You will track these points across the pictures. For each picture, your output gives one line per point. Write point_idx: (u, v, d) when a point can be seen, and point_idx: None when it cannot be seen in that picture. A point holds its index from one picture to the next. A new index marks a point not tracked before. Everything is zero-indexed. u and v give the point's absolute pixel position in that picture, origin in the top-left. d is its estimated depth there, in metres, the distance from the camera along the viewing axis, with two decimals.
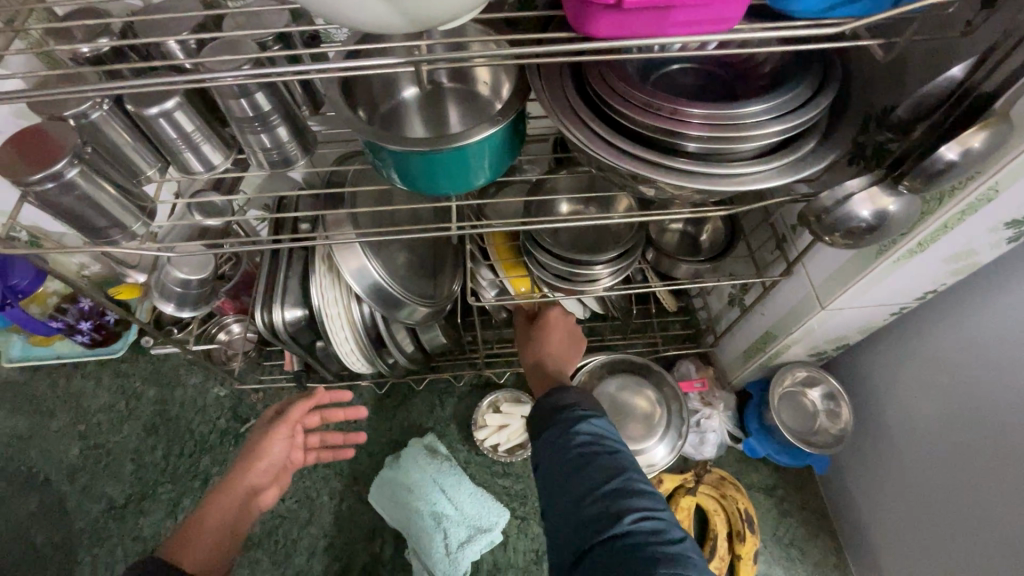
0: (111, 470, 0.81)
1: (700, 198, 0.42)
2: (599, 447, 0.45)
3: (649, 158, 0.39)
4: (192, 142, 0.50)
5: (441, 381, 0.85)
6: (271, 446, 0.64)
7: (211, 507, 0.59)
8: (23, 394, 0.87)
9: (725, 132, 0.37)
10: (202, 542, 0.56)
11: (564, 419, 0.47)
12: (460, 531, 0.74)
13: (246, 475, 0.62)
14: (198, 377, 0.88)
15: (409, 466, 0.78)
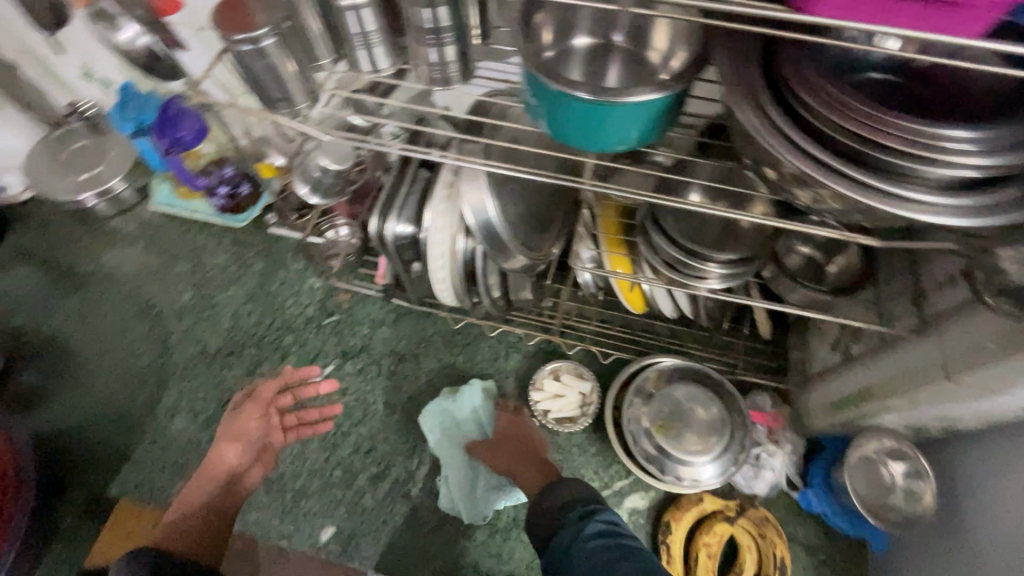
0: (211, 321, 0.90)
1: (858, 217, 0.39)
2: (615, 541, 0.54)
3: (818, 158, 0.36)
4: (369, 40, 0.53)
5: (513, 335, 0.87)
6: (246, 421, 0.72)
7: (196, 492, 0.66)
8: (160, 236, 0.99)
9: (915, 151, 0.34)
10: (181, 526, 0.62)
11: (568, 521, 0.58)
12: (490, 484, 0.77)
13: (217, 456, 0.69)
14: (301, 264, 0.95)
15: (461, 406, 0.81)
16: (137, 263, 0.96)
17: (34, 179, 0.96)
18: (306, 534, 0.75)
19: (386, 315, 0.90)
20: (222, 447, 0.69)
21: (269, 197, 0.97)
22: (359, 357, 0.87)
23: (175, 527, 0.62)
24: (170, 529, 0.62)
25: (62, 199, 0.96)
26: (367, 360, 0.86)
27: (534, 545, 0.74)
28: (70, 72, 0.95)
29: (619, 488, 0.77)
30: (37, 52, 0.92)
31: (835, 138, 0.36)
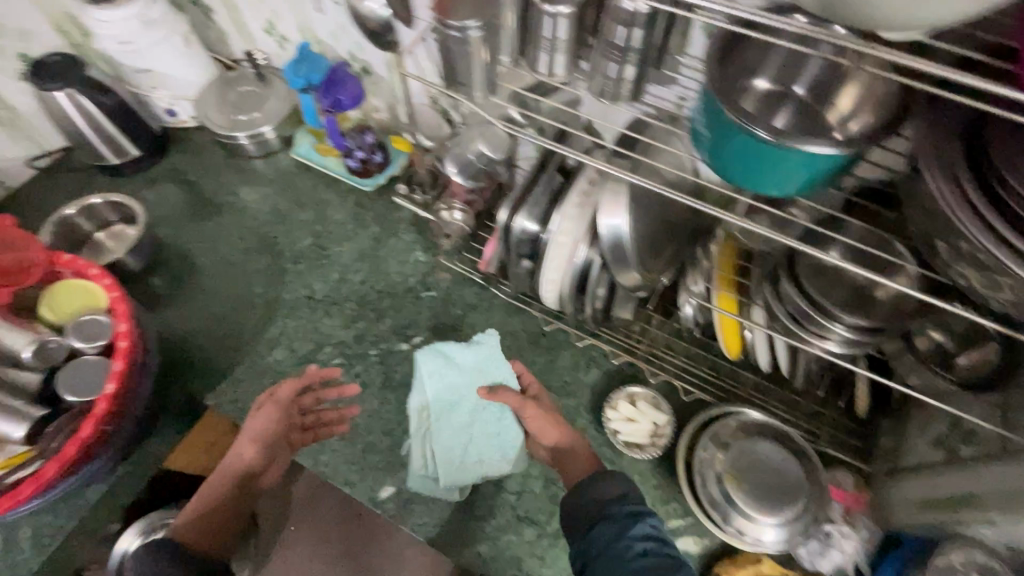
0: (322, 269, 0.97)
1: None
2: (654, 548, 0.60)
3: (1013, 244, 0.36)
4: (557, 46, 0.57)
5: (598, 349, 0.88)
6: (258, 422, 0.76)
7: (206, 494, 0.75)
8: (292, 183, 1.07)
9: None
10: (193, 519, 0.74)
11: (615, 515, 0.63)
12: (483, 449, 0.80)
13: (237, 453, 0.76)
14: (412, 236, 1.00)
15: (481, 352, 0.85)
16: (268, 202, 1.05)
17: (206, 112, 1.08)
18: (367, 486, 0.79)
19: (480, 302, 0.93)
20: (238, 448, 0.76)
21: (396, 167, 1.04)
22: (447, 335, 0.90)
23: (190, 525, 0.74)
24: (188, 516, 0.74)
25: (220, 132, 1.06)
26: (454, 340, 0.90)
27: None
28: (254, 22, 1.05)
29: (674, 527, 0.76)
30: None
31: None
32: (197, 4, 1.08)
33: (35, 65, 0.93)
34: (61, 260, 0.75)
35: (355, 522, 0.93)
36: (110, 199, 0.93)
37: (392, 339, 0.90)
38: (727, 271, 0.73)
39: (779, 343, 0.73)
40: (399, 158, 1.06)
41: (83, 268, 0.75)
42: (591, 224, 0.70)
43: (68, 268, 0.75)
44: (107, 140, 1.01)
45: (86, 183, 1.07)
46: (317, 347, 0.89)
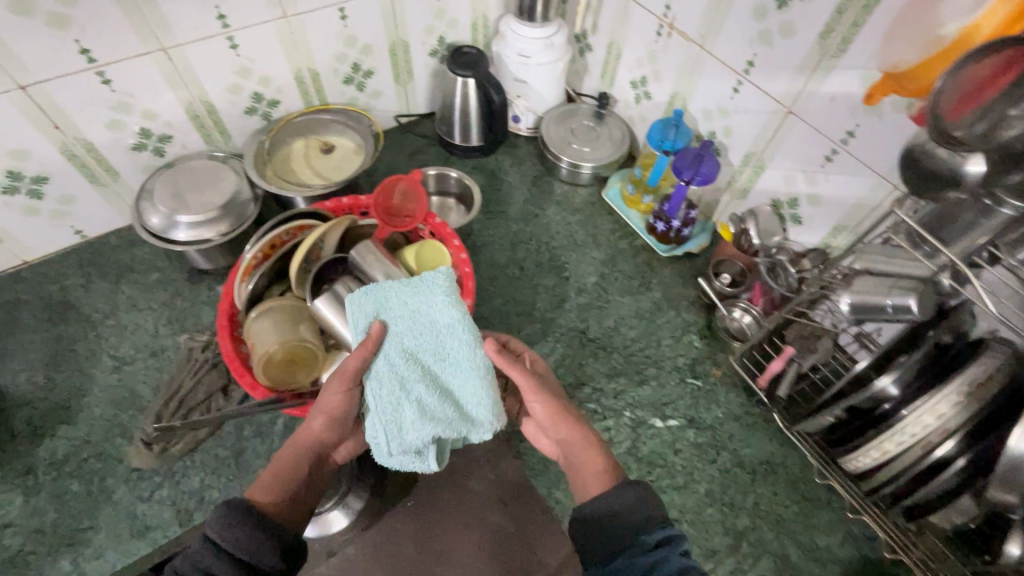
0: (599, 310, 0.99)
1: None
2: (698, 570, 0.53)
3: None
4: None
5: (862, 528, 0.79)
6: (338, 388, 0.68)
7: (285, 465, 0.66)
8: (592, 219, 1.12)
9: None
10: (279, 493, 0.63)
11: (640, 543, 0.56)
12: (408, 410, 0.62)
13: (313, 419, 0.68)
14: (691, 317, 0.99)
15: (422, 296, 0.66)
16: (568, 228, 1.10)
17: (547, 129, 1.17)
18: None
19: (743, 414, 0.89)
20: (312, 418, 0.67)
21: (694, 246, 1.05)
22: (703, 433, 0.87)
23: (275, 491, 0.63)
24: (267, 494, 0.62)
25: (553, 150, 1.14)
26: (709, 441, 0.86)
27: None
28: (625, 73, 1.13)
29: None
30: (619, 49, 1.11)
31: None
32: (580, 41, 1.19)
33: (453, 51, 1.08)
34: (433, 220, 0.85)
35: (471, 520, 0.94)
36: (460, 177, 1.03)
37: (648, 409, 0.88)
38: None
39: None
40: (700, 238, 1.07)
41: (448, 235, 0.84)
42: (974, 419, 0.62)
43: (434, 229, 0.86)
44: (465, 125, 1.13)
45: (425, 149, 1.21)
46: (578, 383, 0.90)
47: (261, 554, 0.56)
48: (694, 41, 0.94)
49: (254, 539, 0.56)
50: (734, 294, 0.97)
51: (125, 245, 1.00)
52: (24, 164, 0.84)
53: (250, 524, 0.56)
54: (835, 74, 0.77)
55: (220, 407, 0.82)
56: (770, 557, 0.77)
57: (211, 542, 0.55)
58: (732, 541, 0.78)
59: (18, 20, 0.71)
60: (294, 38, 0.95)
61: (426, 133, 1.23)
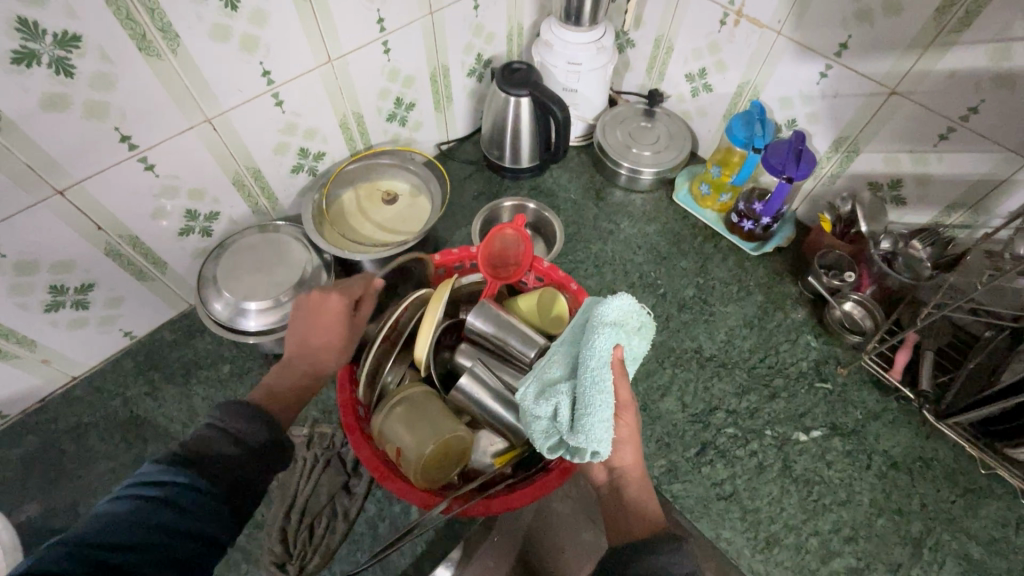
0: (707, 325, 0.94)
1: None
2: None
3: None
4: None
5: None
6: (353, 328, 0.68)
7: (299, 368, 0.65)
8: (669, 226, 1.06)
9: None
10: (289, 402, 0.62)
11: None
12: (551, 382, 0.62)
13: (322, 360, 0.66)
14: (802, 316, 0.95)
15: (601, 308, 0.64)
16: (649, 240, 1.04)
17: (603, 136, 1.10)
18: None
19: (883, 411, 0.86)
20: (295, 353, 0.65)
21: (781, 240, 1.01)
22: (850, 439, 0.83)
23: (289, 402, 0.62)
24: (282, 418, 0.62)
25: (615, 158, 1.07)
26: (858, 446, 0.83)
27: None
28: (678, 66, 1.07)
29: None
30: (671, 43, 1.04)
31: None
32: (621, 36, 1.11)
33: (502, 69, 0.99)
34: (540, 265, 0.78)
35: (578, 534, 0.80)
36: (539, 208, 0.97)
37: (788, 423, 0.84)
38: None
39: None
40: (785, 231, 1.02)
41: (563, 280, 0.77)
42: None
43: (542, 275, 0.79)
44: (519, 146, 1.05)
45: (474, 176, 1.13)
46: (710, 408, 0.85)
47: (266, 444, 0.55)
48: (770, 28, 0.89)
49: (263, 427, 0.55)
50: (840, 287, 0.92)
51: (184, 338, 0.90)
52: (68, 276, 0.72)
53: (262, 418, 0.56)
54: (955, 50, 0.72)
55: (347, 508, 0.74)
56: (952, 560, 0.75)
57: (223, 432, 0.53)
58: (912, 550, 0.75)
59: (49, 116, 0.60)
60: (339, 82, 0.85)
61: (471, 157, 1.15)
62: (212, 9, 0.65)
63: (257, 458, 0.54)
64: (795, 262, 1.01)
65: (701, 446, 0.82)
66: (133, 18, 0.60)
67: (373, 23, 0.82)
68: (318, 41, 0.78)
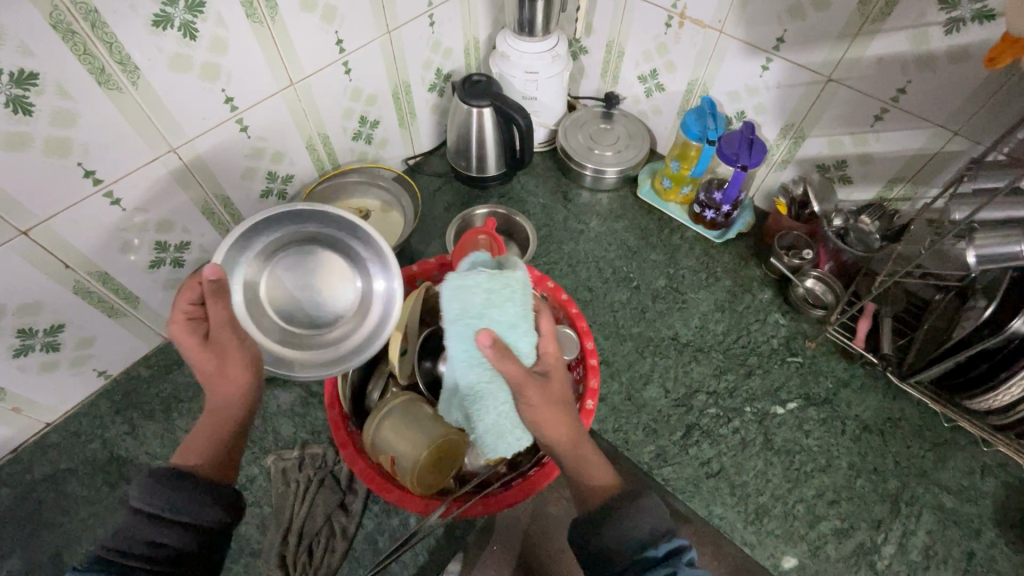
0: (681, 313, 0.98)
1: None
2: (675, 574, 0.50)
3: None
4: None
5: (996, 457, 0.83)
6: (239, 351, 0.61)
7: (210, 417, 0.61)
8: (636, 221, 1.10)
9: None
10: (209, 454, 0.59)
11: (645, 562, 0.51)
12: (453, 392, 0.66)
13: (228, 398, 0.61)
14: (768, 297, 1.00)
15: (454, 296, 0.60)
16: (618, 236, 1.08)
17: (565, 140, 1.13)
18: (768, 553, 0.76)
19: (851, 378, 0.91)
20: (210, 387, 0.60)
21: (742, 226, 1.06)
22: (824, 407, 0.88)
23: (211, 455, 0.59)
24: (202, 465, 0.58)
25: (578, 160, 1.11)
26: (832, 414, 0.87)
27: None
28: (631, 69, 1.11)
29: None
30: (621, 47, 1.09)
31: None
32: (574, 44, 1.15)
33: (462, 82, 1.01)
34: (516, 268, 0.83)
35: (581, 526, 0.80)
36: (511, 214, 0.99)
37: (765, 398, 0.88)
38: None
39: None
40: (745, 217, 1.08)
41: (540, 280, 0.84)
42: None
43: None
44: (485, 156, 1.08)
45: (442, 188, 1.14)
46: (692, 391, 0.89)
47: (203, 514, 0.54)
48: (712, 28, 0.94)
49: (190, 497, 0.53)
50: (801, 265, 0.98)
51: (163, 373, 0.88)
52: (35, 318, 0.71)
53: (184, 493, 0.53)
54: (880, 38, 0.78)
55: (346, 526, 0.74)
56: (929, 510, 0.80)
57: (150, 517, 0.52)
58: (892, 506, 0.80)
59: (7, 156, 0.59)
60: (302, 105, 0.86)
61: (439, 170, 1.17)
62: (171, 40, 0.65)
63: (198, 535, 0.53)
64: (757, 244, 1.06)
65: (687, 428, 0.85)
66: (91, 54, 0.60)
67: (332, 45, 0.83)
68: (279, 66, 0.78)
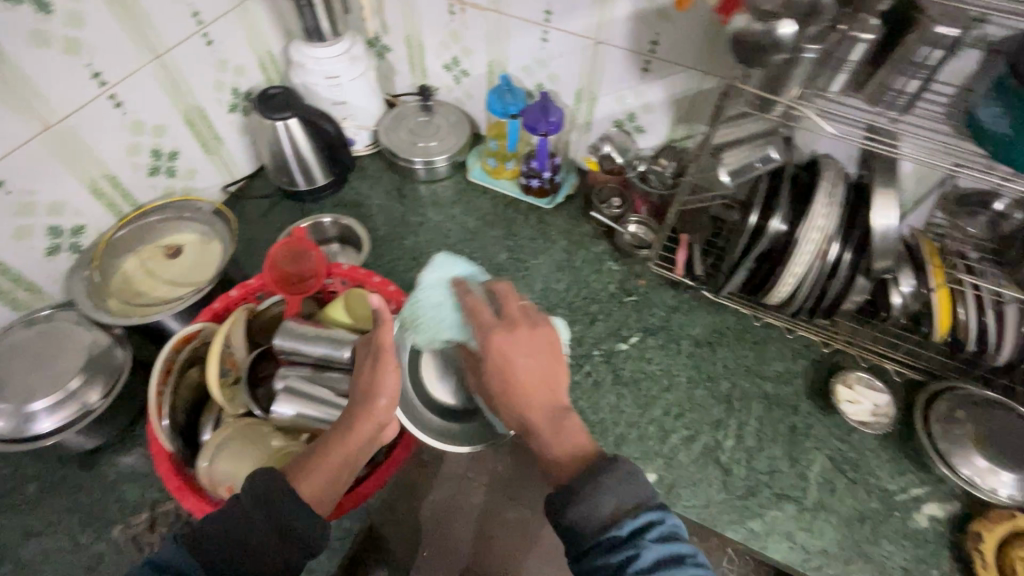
0: (525, 280, 1.03)
1: None
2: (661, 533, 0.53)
3: None
4: (845, 66, 0.67)
5: (801, 340, 0.96)
6: (384, 383, 0.65)
7: (334, 451, 0.62)
8: (471, 204, 1.14)
9: None
10: (323, 484, 0.60)
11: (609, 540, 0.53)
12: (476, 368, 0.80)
13: (362, 430, 0.64)
14: (600, 248, 1.08)
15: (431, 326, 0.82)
16: (456, 221, 1.11)
17: (387, 139, 1.15)
18: None
19: (680, 303, 1.00)
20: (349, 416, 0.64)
21: (569, 188, 1.13)
22: (659, 335, 0.97)
23: (326, 486, 0.61)
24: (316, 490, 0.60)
25: (405, 156, 1.12)
26: (667, 338, 0.96)
27: (843, 528, 0.79)
28: (434, 60, 1.14)
29: (917, 494, 0.82)
30: (419, 40, 1.12)
31: None
32: (375, 44, 1.16)
33: (257, 96, 0.98)
34: (341, 269, 0.80)
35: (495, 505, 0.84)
36: (335, 220, 0.97)
37: (608, 338, 0.96)
38: (939, 272, 0.84)
39: (987, 313, 0.83)
40: (570, 179, 1.14)
41: (364, 276, 0.80)
42: (840, 220, 0.78)
43: (344, 277, 0.80)
44: (305, 168, 1.06)
45: (272, 210, 1.11)
46: None
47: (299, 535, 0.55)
48: (489, 9, 0.99)
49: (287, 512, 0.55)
50: (621, 213, 1.07)
51: None
52: None
53: (275, 540, 0.53)
54: None
55: None
56: (756, 400, 0.90)
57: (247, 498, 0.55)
58: (726, 405, 0.90)
59: None
60: (69, 146, 0.80)
61: (265, 192, 1.13)
62: None
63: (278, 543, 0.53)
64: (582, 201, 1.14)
65: None
66: None
67: (88, 78, 0.78)
68: (23, 108, 0.73)
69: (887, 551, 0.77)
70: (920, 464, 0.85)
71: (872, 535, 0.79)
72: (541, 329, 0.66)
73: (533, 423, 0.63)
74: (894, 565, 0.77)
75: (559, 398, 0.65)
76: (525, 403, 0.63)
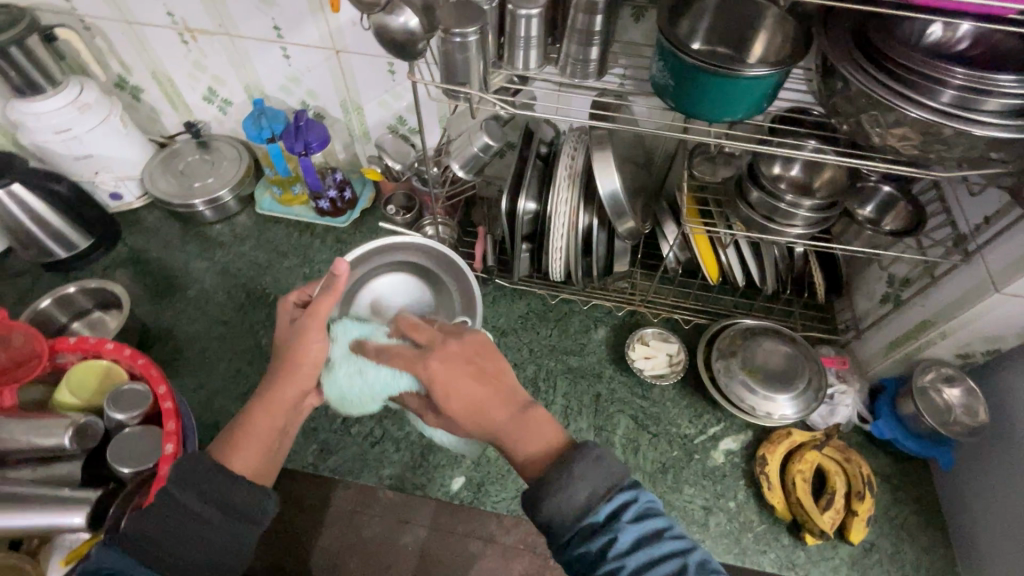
0: None
1: (949, 150, 0.55)
2: (641, 508, 0.46)
3: (884, 89, 0.54)
4: (529, 44, 0.68)
5: (600, 309, 0.98)
6: (310, 347, 0.56)
7: (260, 415, 0.55)
8: (263, 237, 1.08)
9: (971, 83, 0.51)
10: (257, 455, 0.54)
11: (588, 527, 0.45)
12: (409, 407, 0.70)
13: (291, 393, 0.57)
14: None
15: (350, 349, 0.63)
16: (247, 258, 1.05)
17: (154, 185, 1.06)
18: (439, 484, 0.83)
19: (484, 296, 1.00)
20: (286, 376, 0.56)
21: (365, 202, 1.10)
22: None
23: (258, 461, 0.54)
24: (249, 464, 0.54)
25: (175, 202, 1.03)
26: None
27: (646, 484, 0.82)
28: (191, 93, 1.07)
29: (713, 433, 0.86)
30: (167, 75, 1.04)
31: (903, 73, 0.54)
32: (124, 86, 1.07)
33: None
34: (66, 343, 0.71)
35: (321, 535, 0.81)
36: (83, 287, 0.88)
37: None
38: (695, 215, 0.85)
39: (742, 250, 0.88)
40: (367, 192, 1.12)
41: (96, 345, 0.72)
42: (582, 191, 0.80)
43: (69, 352, 0.72)
44: (55, 235, 0.95)
45: (31, 286, 1.00)
46: None
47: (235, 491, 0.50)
48: (220, 32, 0.93)
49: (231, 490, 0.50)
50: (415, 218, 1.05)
51: None
52: None
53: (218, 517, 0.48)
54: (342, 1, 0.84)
55: None
56: (560, 376, 0.92)
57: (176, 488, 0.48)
58: (532, 389, 0.90)
59: None
60: None
61: (21, 268, 1.01)
62: None
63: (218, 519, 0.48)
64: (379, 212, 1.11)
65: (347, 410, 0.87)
66: None
67: None
68: None
69: (687, 496, 0.81)
70: (714, 403, 0.89)
71: (674, 484, 0.81)
72: (469, 333, 0.57)
73: (494, 429, 0.52)
74: (693, 506, 0.80)
75: (507, 392, 0.54)
76: (479, 418, 0.52)
